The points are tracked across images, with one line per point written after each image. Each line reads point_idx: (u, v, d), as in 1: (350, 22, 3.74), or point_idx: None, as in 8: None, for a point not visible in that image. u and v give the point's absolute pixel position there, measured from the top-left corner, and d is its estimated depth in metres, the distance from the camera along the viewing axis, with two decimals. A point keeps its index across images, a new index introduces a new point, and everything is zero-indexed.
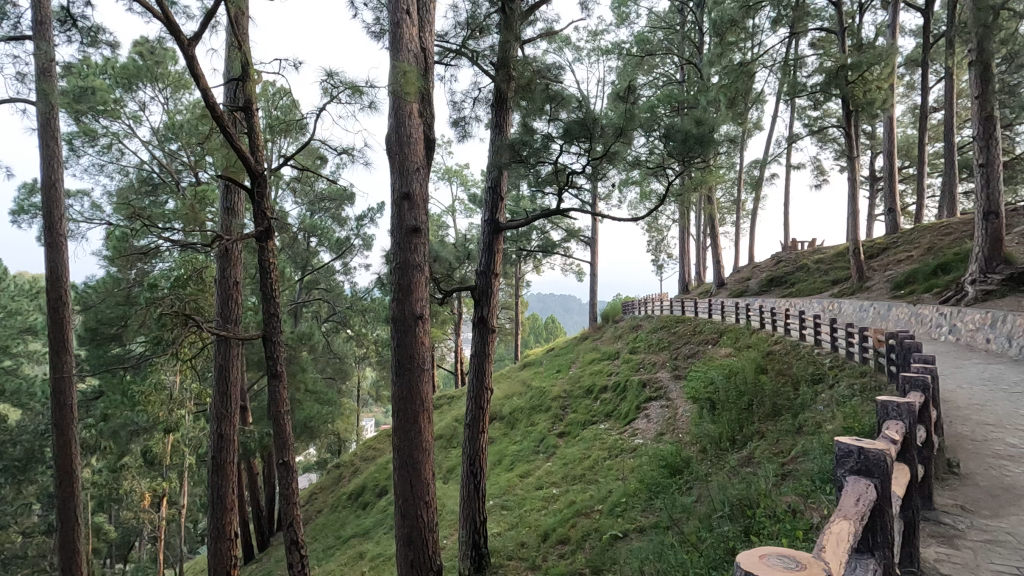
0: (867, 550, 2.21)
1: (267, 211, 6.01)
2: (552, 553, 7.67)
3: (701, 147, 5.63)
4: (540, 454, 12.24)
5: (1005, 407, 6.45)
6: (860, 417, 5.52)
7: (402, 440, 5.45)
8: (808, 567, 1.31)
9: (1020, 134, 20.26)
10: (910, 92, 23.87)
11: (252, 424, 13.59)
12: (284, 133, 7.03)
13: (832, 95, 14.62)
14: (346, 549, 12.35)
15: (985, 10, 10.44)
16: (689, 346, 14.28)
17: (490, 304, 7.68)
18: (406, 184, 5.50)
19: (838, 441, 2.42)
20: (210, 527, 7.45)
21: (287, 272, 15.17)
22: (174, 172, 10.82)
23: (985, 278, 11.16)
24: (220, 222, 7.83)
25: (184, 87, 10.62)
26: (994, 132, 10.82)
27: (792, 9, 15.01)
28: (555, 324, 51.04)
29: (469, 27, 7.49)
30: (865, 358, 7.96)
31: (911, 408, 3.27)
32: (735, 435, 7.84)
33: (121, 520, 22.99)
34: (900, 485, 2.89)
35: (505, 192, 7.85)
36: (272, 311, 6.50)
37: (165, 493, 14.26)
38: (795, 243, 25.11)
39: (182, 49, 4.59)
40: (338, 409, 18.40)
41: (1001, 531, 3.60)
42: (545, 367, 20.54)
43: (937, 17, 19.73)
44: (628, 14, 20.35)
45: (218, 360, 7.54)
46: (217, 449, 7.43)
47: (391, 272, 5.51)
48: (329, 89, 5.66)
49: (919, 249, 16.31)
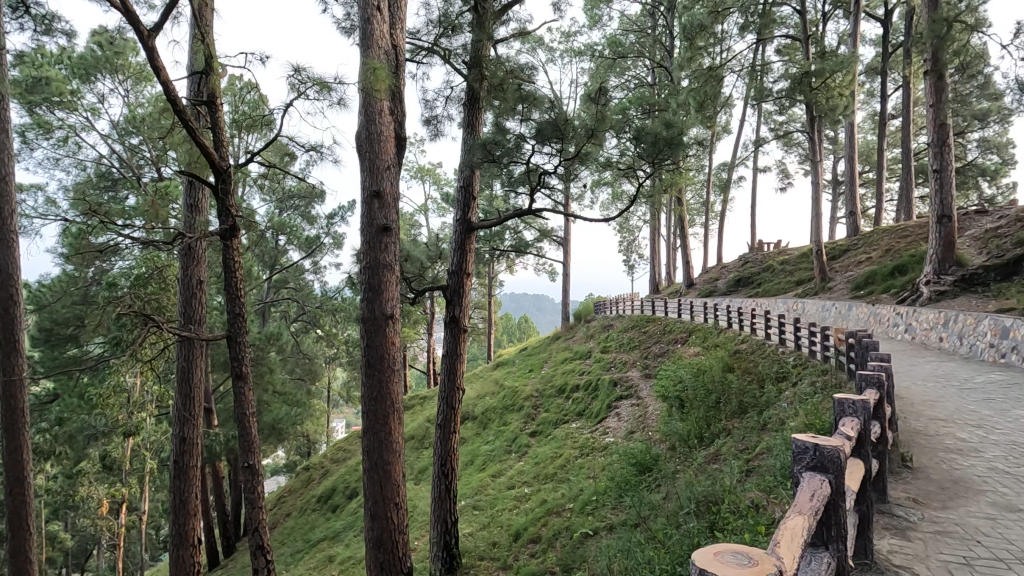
0: (822, 544, 2.27)
1: (231, 208, 5.84)
2: (523, 552, 7.69)
3: (671, 150, 5.74)
4: (512, 454, 12.24)
5: (956, 403, 6.76)
6: (821, 414, 5.68)
7: (372, 442, 5.38)
8: (760, 563, 1.33)
9: (970, 141, 21.28)
10: (870, 99, 24.82)
11: (217, 426, 13.27)
12: (251, 129, 6.85)
13: (797, 100, 15.02)
14: (316, 553, 12.13)
15: (940, 22, 10.75)
16: (660, 346, 14.47)
17: (463, 304, 7.61)
18: (376, 182, 5.44)
19: (795, 438, 2.48)
20: (172, 533, 7.20)
21: (255, 271, 14.82)
22: (136, 168, 10.41)
23: (938, 278, 11.62)
24: (184, 219, 7.61)
25: (146, 79, 10.23)
26: (947, 140, 11.27)
27: (759, 15, 15.34)
28: (528, 324, 51.33)
29: (441, 25, 7.45)
30: (827, 357, 8.20)
31: (865, 405, 3.39)
32: (703, 433, 8.01)
33: (79, 527, 22.17)
34: (854, 480, 2.99)
35: (477, 192, 7.82)
36: (238, 311, 6.33)
37: (124, 498, 13.81)
38: (762, 244, 25.79)
39: (141, 40, 4.43)
40: (308, 411, 18.04)
41: (950, 523, 3.75)
42: (517, 367, 20.58)
43: (895, 28, 20.54)
44: (601, 16, 20.55)
45: (180, 361, 7.32)
46: (179, 453, 7.21)
47: (361, 271, 5.43)
48: (297, 85, 5.61)
49: (878, 250, 16.96)
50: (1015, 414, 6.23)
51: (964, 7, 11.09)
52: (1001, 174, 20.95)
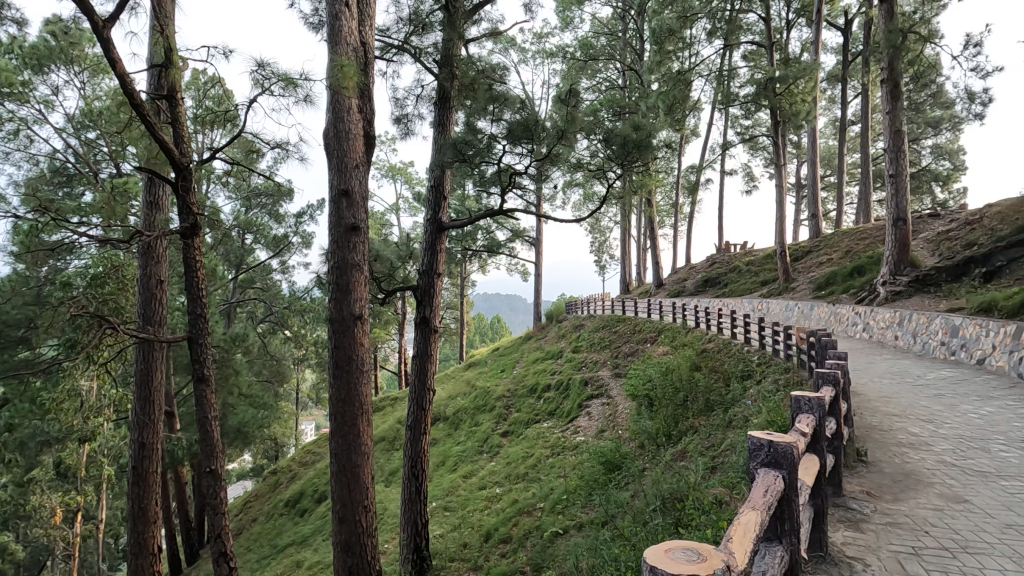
0: (776, 538, 2.33)
1: (193, 206, 5.65)
2: (494, 552, 7.69)
3: (639, 151, 5.83)
4: (483, 454, 12.23)
5: (909, 399, 7.03)
6: (782, 410, 5.82)
7: (340, 444, 5.30)
8: (709, 558, 1.36)
9: (923, 147, 22.19)
10: (832, 106, 25.65)
11: (179, 431, 12.87)
12: (214, 124, 6.65)
13: (762, 105, 15.39)
14: (283, 558, 11.88)
15: (895, 32, 11.12)
16: (630, 346, 14.64)
17: (433, 304, 7.53)
18: (345, 181, 5.35)
19: (751, 435, 2.54)
20: (130, 542, 6.93)
21: (221, 271, 14.39)
22: (93, 164, 10.00)
23: (894, 279, 12.11)
24: (143, 216, 7.38)
25: (103, 71, 9.80)
26: (902, 146, 11.67)
27: (726, 21, 15.68)
28: (501, 324, 51.52)
29: (412, 23, 7.38)
30: (789, 356, 8.42)
31: (820, 402, 3.50)
32: (671, 431, 8.16)
33: (31, 538, 21.20)
34: (807, 475, 3.08)
35: (448, 192, 7.76)
36: (199, 310, 6.13)
37: (79, 507, 13.26)
38: (729, 245, 26.36)
39: (96, 31, 4.26)
40: (276, 414, 17.66)
41: (901, 514, 3.90)
42: (489, 367, 20.58)
43: (854, 37, 21.28)
44: (573, 18, 20.76)
45: (138, 364, 7.04)
46: (138, 459, 6.96)
47: (329, 272, 5.34)
48: (261, 80, 5.52)
49: (838, 252, 17.53)
50: (963, 409, 6.51)
51: (918, 19, 11.55)
52: (953, 180, 21.93)
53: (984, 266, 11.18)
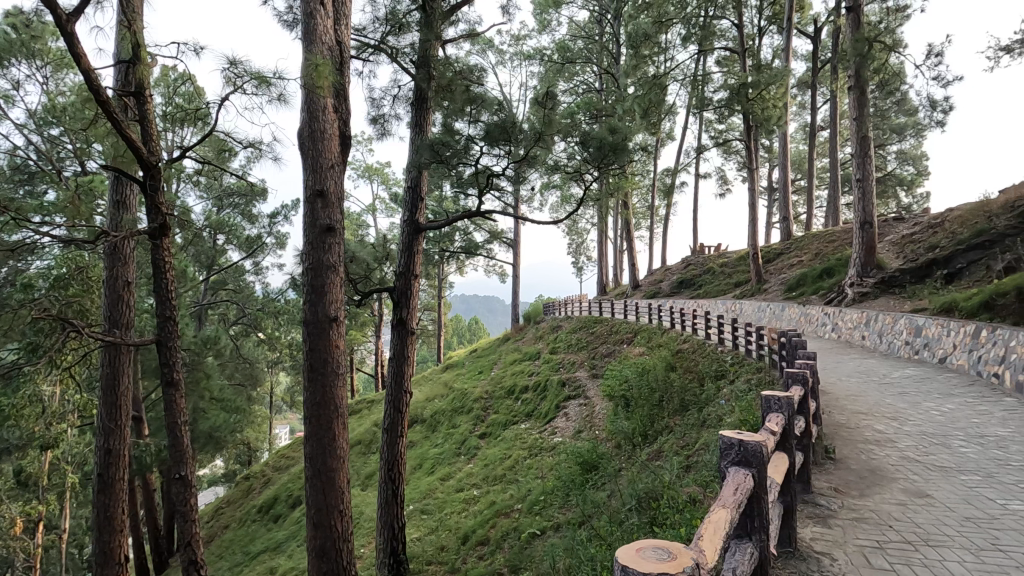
0: (746, 535, 2.38)
1: (162, 206, 5.50)
2: (471, 554, 7.67)
3: (615, 154, 5.91)
4: (461, 456, 12.18)
5: (875, 397, 7.25)
6: (753, 410, 5.94)
7: (315, 448, 5.23)
8: (678, 556, 1.38)
9: (889, 152, 22.88)
10: (802, 111, 26.29)
11: (147, 436, 12.51)
12: (184, 122, 6.50)
13: (735, 110, 15.68)
14: (256, 565, 11.65)
15: (862, 41, 11.47)
16: (606, 346, 14.78)
17: (410, 305, 7.48)
18: (319, 181, 5.28)
19: (723, 434, 2.59)
20: (95, 552, 6.71)
21: (191, 272, 14.05)
22: (56, 161, 9.66)
23: (861, 280, 12.49)
24: (110, 217, 7.17)
25: (67, 66, 9.49)
26: (869, 151, 12.01)
27: (700, 27, 15.97)
28: (478, 325, 51.42)
29: (388, 22, 7.33)
30: (761, 356, 8.60)
31: (789, 402, 3.58)
32: (647, 431, 8.24)
33: None
34: (777, 472, 3.16)
35: (425, 193, 7.72)
36: (168, 313, 5.98)
37: (40, 517, 12.76)
38: (703, 247, 26.80)
39: (59, 25, 4.12)
40: (248, 418, 17.31)
41: (867, 509, 4.02)
42: (467, 369, 20.52)
43: (823, 45, 21.86)
44: (550, 21, 20.87)
45: (104, 368, 6.82)
46: (103, 466, 6.75)
47: (304, 273, 5.26)
48: (233, 79, 5.42)
49: (808, 254, 17.97)
50: (926, 406, 6.74)
51: (883, 29, 11.94)
52: (916, 184, 22.67)
53: (946, 268, 11.57)
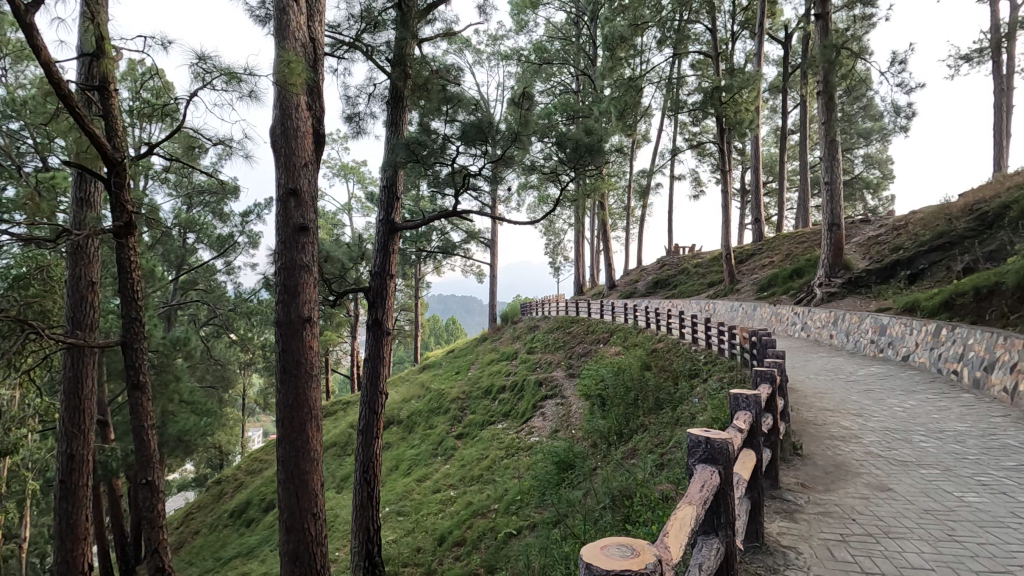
0: (712, 531, 2.42)
1: (127, 203, 5.33)
2: (448, 555, 7.64)
3: (591, 155, 5.97)
4: (437, 457, 12.12)
5: (841, 394, 7.45)
6: (723, 408, 6.05)
7: (287, 450, 5.14)
8: (641, 553, 1.39)
9: (856, 156, 23.49)
10: (773, 114, 26.83)
11: (112, 441, 12.13)
12: (151, 118, 6.32)
13: (709, 113, 15.88)
14: (227, 571, 11.42)
15: (830, 48, 11.70)
16: (583, 346, 14.89)
17: (386, 305, 7.40)
18: (293, 180, 5.19)
19: (690, 432, 2.63)
20: (56, 561, 6.49)
21: (159, 271, 13.68)
22: (15, 157, 9.28)
23: (830, 281, 12.82)
24: (72, 214, 6.94)
25: (26, 58, 9.08)
26: (837, 155, 12.28)
27: (675, 31, 16.15)
28: (456, 326, 51.21)
29: (363, 20, 7.24)
30: (733, 355, 8.76)
31: (757, 400, 3.66)
32: (623, 429, 8.32)
33: None
34: (744, 468, 3.23)
35: (402, 192, 7.64)
36: (134, 314, 5.79)
37: None
38: (678, 248, 27.14)
39: (17, 16, 3.98)
40: (219, 421, 16.93)
41: (832, 504, 4.12)
42: (444, 370, 20.44)
43: (794, 50, 22.33)
44: (527, 22, 20.89)
45: (67, 371, 6.60)
46: (66, 472, 6.52)
47: (276, 273, 5.17)
48: (202, 74, 5.29)
49: (779, 255, 18.36)
50: (889, 403, 6.96)
51: (850, 36, 12.23)
52: (882, 188, 23.36)
53: (909, 269, 11.95)
